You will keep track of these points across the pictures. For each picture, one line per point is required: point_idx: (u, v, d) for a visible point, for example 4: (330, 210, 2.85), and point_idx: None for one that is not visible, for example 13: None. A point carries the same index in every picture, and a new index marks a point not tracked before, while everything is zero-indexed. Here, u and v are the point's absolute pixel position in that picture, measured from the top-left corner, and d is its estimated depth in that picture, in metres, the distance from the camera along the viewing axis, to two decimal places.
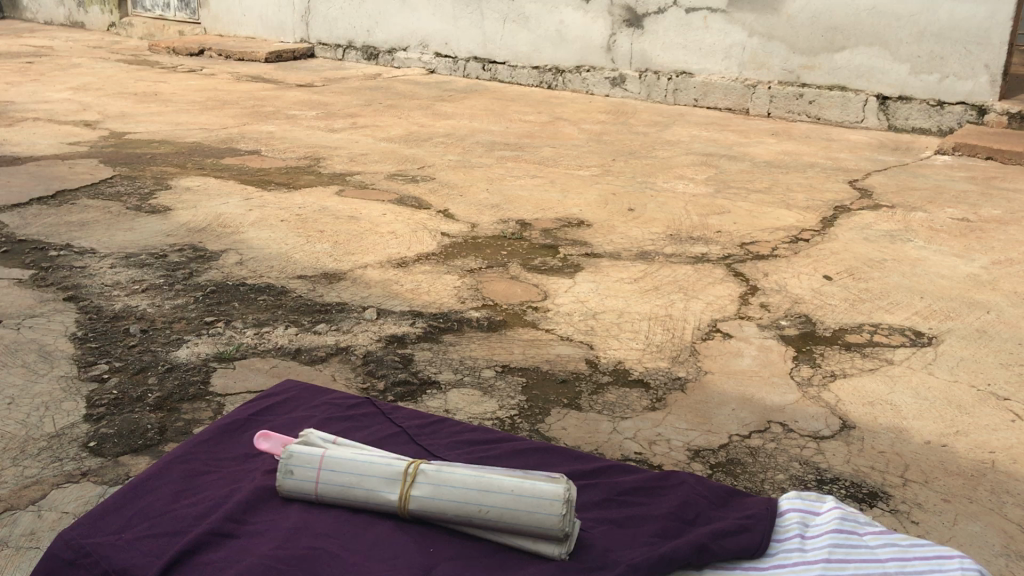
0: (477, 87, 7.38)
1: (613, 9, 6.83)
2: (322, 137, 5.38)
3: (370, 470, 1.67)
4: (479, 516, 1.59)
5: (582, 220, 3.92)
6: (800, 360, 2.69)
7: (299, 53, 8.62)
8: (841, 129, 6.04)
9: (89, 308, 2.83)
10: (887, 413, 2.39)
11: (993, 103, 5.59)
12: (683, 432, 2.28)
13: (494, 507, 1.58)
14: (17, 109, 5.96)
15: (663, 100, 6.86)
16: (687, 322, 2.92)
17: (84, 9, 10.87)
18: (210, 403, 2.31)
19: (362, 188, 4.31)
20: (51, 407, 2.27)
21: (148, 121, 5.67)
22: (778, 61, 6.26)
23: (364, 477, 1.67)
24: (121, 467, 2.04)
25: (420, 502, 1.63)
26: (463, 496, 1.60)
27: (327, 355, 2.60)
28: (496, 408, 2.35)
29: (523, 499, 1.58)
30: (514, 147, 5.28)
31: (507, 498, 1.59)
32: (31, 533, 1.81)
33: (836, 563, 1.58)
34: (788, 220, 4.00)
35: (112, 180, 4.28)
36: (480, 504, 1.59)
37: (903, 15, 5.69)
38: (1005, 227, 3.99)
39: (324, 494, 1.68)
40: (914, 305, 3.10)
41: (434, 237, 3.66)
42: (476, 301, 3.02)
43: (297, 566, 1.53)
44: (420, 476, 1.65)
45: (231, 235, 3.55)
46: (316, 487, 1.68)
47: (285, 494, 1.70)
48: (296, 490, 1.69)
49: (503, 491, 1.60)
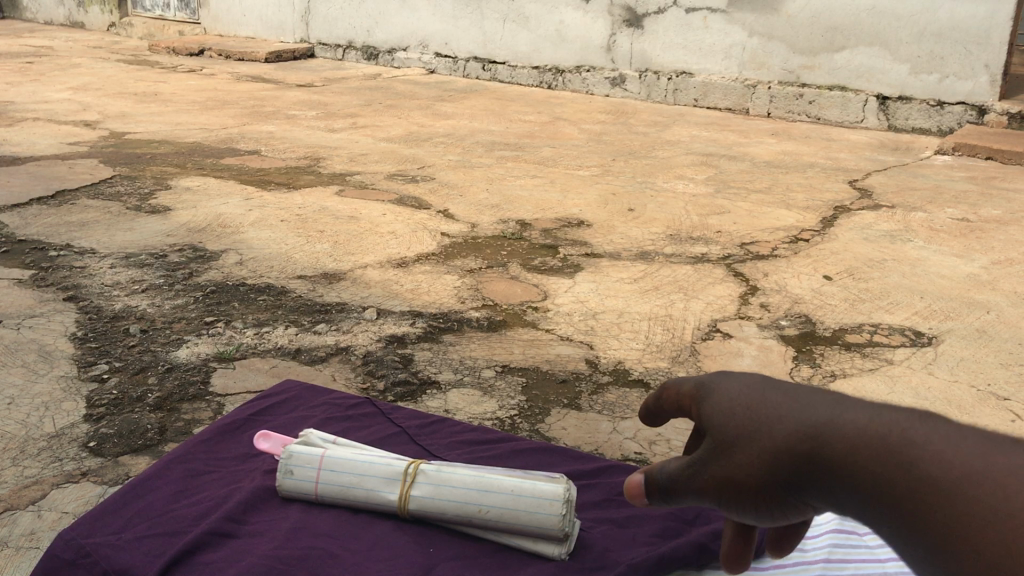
0: (477, 87, 7.37)
1: (613, 9, 6.83)
2: (322, 137, 5.38)
3: (369, 470, 1.68)
4: (479, 516, 1.59)
5: (582, 220, 3.92)
6: (800, 360, 2.69)
7: (299, 53, 8.61)
8: (840, 130, 6.03)
9: (89, 308, 2.83)
10: None
11: (993, 103, 5.59)
12: (683, 433, 2.27)
13: (494, 506, 1.59)
14: (16, 108, 5.96)
15: (662, 100, 6.87)
16: (687, 322, 2.92)
17: (83, 9, 10.88)
18: (210, 403, 2.32)
19: (362, 188, 4.32)
20: (51, 407, 2.27)
21: (148, 121, 5.67)
22: (778, 61, 6.26)
23: (364, 477, 1.68)
24: (121, 467, 2.04)
25: (419, 502, 1.63)
26: (464, 496, 1.61)
27: (327, 355, 2.60)
28: (496, 409, 2.35)
29: (524, 501, 1.58)
30: (513, 147, 5.28)
31: (506, 498, 1.59)
32: (31, 533, 1.81)
33: (837, 564, 1.61)
34: (788, 220, 4.00)
35: (113, 180, 4.27)
36: (480, 504, 1.59)
37: (903, 15, 5.69)
38: (1005, 227, 3.99)
39: (323, 494, 1.69)
40: (913, 305, 3.11)
41: (434, 237, 3.66)
42: (477, 301, 3.02)
43: (296, 566, 1.53)
44: (420, 476, 1.66)
45: (231, 236, 3.54)
46: (317, 487, 1.69)
47: (285, 494, 1.71)
48: (295, 490, 1.70)
49: (503, 491, 1.60)
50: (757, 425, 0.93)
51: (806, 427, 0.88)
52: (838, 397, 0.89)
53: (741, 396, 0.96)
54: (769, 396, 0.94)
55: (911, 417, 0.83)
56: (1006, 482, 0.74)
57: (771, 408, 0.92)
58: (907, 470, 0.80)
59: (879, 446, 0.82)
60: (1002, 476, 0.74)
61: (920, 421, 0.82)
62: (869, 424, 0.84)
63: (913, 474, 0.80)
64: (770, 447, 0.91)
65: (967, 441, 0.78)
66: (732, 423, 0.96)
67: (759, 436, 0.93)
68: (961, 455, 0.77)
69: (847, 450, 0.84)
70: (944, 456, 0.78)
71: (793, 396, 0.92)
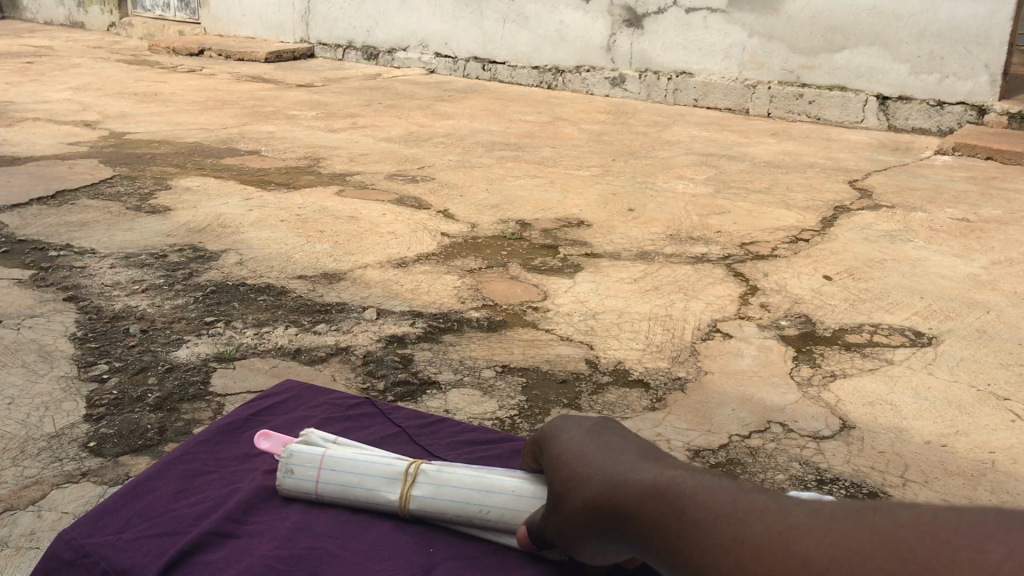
0: (477, 87, 7.37)
1: (613, 9, 6.84)
2: (322, 137, 5.39)
3: (369, 469, 1.68)
4: (479, 516, 1.60)
5: (582, 220, 3.92)
6: (800, 360, 2.69)
7: (299, 53, 8.60)
8: (840, 130, 6.03)
9: (89, 308, 2.83)
10: (887, 413, 2.39)
11: (993, 103, 5.60)
12: (683, 432, 2.27)
13: (494, 507, 1.59)
14: (16, 109, 5.96)
15: (663, 100, 6.87)
16: (687, 322, 2.92)
17: (84, 9, 10.87)
18: (210, 403, 2.32)
19: (362, 189, 4.32)
20: (51, 407, 2.26)
21: (147, 121, 5.67)
22: (778, 62, 6.26)
23: (364, 477, 1.68)
24: (121, 467, 2.04)
25: (420, 503, 1.64)
26: (465, 496, 1.62)
27: (327, 355, 2.60)
28: (496, 409, 2.35)
29: (524, 500, 1.58)
30: (513, 147, 5.29)
31: (507, 499, 1.59)
32: (31, 533, 1.81)
33: None
34: (788, 220, 4.00)
35: (113, 180, 4.27)
36: (481, 505, 1.60)
37: (903, 15, 5.69)
38: (1006, 228, 3.99)
39: (324, 494, 1.69)
40: (914, 305, 3.11)
41: (434, 237, 3.66)
42: (476, 301, 3.02)
43: (296, 566, 1.52)
44: (420, 476, 1.67)
45: (231, 236, 3.54)
46: (317, 487, 1.69)
47: (285, 493, 1.71)
48: (296, 490, 1.70)
49: (503, 492, 1.60)
50: (574, 482, 1.29)
51: (610, 483, 1.22)
52: (633, 461, 1.24)
53: (572, 457, 1.33)
54: (593, 459, 1.29)
55: (672, 474, 1.16)
56: (743, 518, 1.02)
57: (583, 470, 1.29)
58: (674, 513, 1.10)
59: (657, 495, 1.13)
60: (737, 517, 1.03)
61: (686, 478, 1.13)
62: (653, 480, 1.16)
63: (680, 515, 1.09)
64: (587, 499, 1.25)
65: (721, 493, 1.07)
66: (567, 476, 1.32)
67: (581, 488, 1.27)
68: (714, 501, 1.06)
69: (633, 500, 1.16)
70: (700, 502, 1.08)
71: (608, 458, 1.27)
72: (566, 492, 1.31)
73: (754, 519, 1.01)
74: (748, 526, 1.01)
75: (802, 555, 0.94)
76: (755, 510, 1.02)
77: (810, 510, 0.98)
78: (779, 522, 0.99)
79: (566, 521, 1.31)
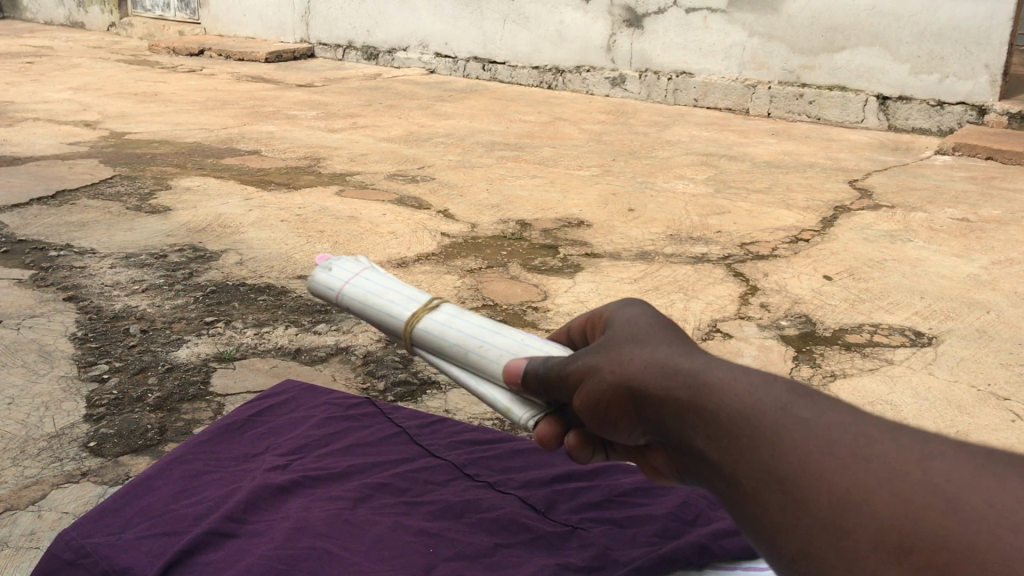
0: (477, 87, 7.37)
1: (613, 9, 6.84)
2: (321, 137, 5.39)
3: (399, 287, 1.43)
4: (474, 351, 1.29)
5: (582, 220, 3.92)
6: (800, 360, 2.69)
7: (299, 53, 8.60)
8: (841, 129, 6.02)
9: (89, 308, 2.83)
10: (886, 413, 2.39)
11: (993, 103, 5.59)
12: None
13: (495, 348, 1.28)
14: (15, 108, 5.95)
15: (663, 100, 6.87)
16: (687, 322, 2.92)
17: (84, 9, 10.88)
18: (210, 403, 2.32)
19: (362, 188, 4.32)
20: (51, 407, 2.26)
21: (147, 121, 5.67)
22: (778, 62, 6.26)
23: (391, 290, 1.42)
24: (121, 467, 2.05)
25: (423, 324, 1.36)
26: (470, 330, 1.31)
27: (327, 355, 2.60)
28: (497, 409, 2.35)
29: (527, 348, 1.24)
30: (513, 147, 5.29)
31: (514, 344, 1.27)
32: (31, 533, 1.81)
33: None
34: (788, 220, 4.01)
35: (113, 180, 4.27)
36: (481, 340, 1.29)
37: (903, 15, 5.69)
38: (1006, 227, 3.99)
39: (342, 299, 1.45)
40: (914, 305, 3.10)
41: (434, 237, 3.66)
42: (476, 301, 3.02)
43: (295, 566, 1.51)
44: (445, 306, 1.39)
45: (231, 236, 3.54)
46: (341, 287, 1.45)
47: (311, 288, 1.49)
48: (321, 287, 1.47)
49: (514, 337, 1.28)
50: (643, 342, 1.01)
51: (702, 359, 0.95)
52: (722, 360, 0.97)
53: (644, 325, 1.04)
54: (678, 338, 1.01)
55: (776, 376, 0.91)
56: (869, 438, 0.80)
57: (659, 339, 1.01)
58: (782, 413, 0.85)
59: (764, 393, 0.88)
60: (861, 433, 0.81)
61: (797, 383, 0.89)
62: (762, 376, 0.90)
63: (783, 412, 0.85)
64: (653, 358, 0.97)
65: (840, 404, 0.85)
66: (635, 336, 1.03)
67: (655, 347, 0.99)
68: (834, 412, 0.84)
69: (734, 378, 0.89)
70: (817, 411, 0.84)
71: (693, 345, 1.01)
72: (628, 343, 1.02)
73: (894, 450, 0.79)
74: (874, 447, 0.80)
75: (945, 492, 0.74)
76: (887, 433, 0.81)
77: (964, 448, 0.78)
78: (918, 446, 0.79)
79: (606, 368, 1.01)
